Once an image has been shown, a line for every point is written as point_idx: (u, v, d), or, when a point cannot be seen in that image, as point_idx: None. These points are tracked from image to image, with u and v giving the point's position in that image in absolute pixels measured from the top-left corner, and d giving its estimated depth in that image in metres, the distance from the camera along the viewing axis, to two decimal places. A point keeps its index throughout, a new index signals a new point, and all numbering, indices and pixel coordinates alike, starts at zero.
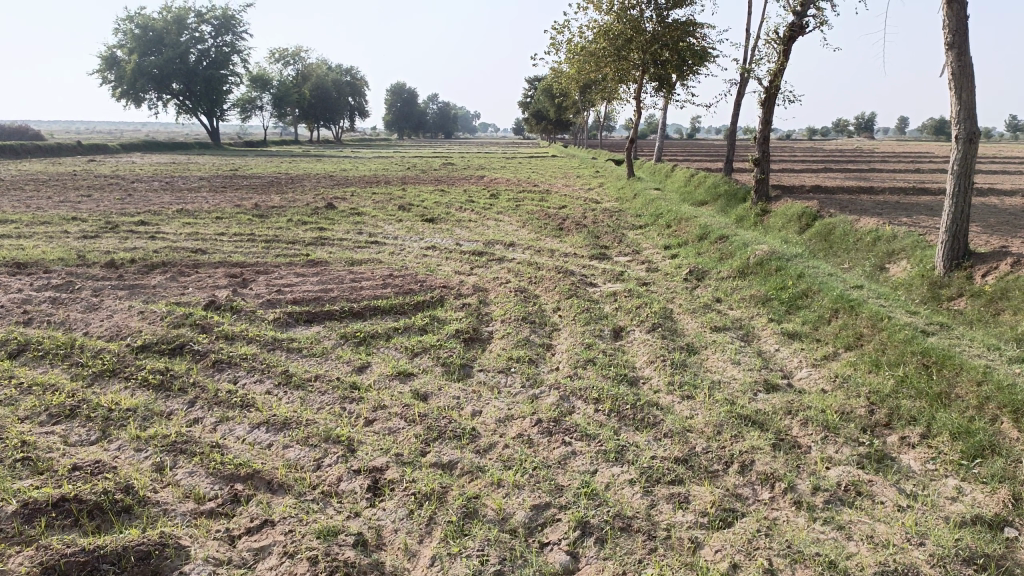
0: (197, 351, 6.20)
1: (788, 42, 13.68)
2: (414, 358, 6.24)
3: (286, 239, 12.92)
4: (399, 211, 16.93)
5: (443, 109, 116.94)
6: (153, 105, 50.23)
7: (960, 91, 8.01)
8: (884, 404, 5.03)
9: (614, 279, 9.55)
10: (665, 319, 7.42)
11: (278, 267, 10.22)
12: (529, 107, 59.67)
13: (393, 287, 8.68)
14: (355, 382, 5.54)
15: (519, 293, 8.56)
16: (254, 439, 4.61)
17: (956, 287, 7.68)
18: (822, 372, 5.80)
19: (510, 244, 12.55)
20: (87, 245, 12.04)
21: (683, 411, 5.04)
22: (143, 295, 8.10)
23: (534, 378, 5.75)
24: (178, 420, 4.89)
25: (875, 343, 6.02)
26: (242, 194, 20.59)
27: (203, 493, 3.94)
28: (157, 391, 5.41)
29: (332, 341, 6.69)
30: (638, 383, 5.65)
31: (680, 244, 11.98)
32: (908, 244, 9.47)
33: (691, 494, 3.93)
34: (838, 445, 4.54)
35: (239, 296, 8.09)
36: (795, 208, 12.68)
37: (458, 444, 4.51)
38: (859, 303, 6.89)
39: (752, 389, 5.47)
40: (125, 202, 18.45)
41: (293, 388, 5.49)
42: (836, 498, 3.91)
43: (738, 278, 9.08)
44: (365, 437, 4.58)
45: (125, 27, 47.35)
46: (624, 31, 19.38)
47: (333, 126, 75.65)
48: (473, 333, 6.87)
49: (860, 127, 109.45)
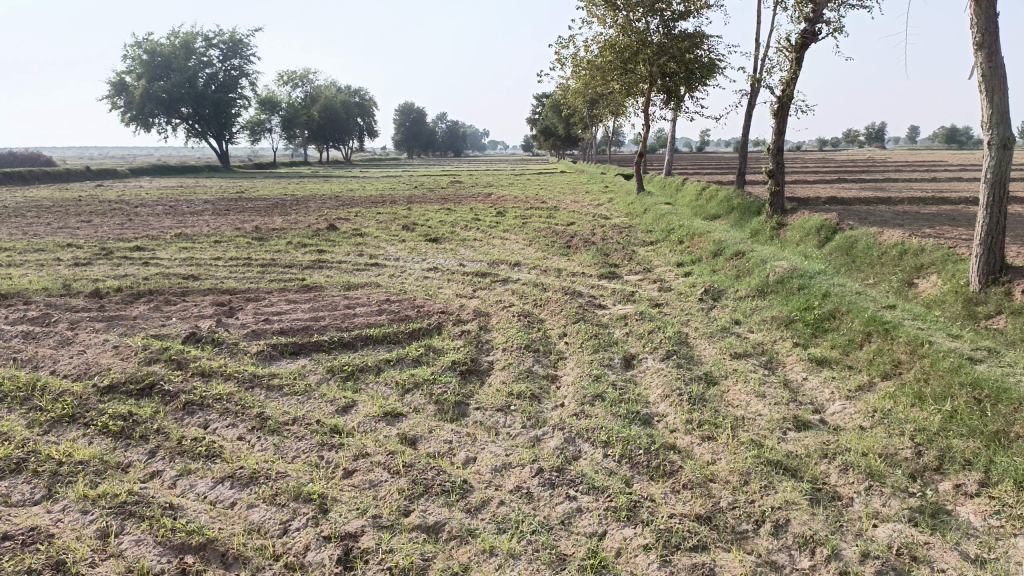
0: (167, 391, 5.67)
1: (801, 49, 13.15)
2: (405, 395, 5.68)
3: (283, 263, 12.44)
4: (402, 231, 16.44)
5: (452, 129, 117.45)
6: (162, 130, 50.24)
7: (991, 93, 7.41)
8: (932, 445, 4.43)
9: (624, 300, 8.99)
10: (680, 345, 6.83)
11: (270, 293, 9.72)
12: (537, 123, 59.26)
13: (388, 313, 8.14)
14: (337, 425, 4.98)
15: (522, 318, 8.01)
16: (215, 497, 4.06)
17: (994, 305, 7.06)
18: (858, 406, 5.20)
19: (515, 264, 12.01)
20: (76, 273, 11.60)
21: (704, 455, 4.45)
22: (122, 328, 7.59)
23: (536, 417, 5.16)
24: (134, 475, 4.36)
25: (916, 372, 5.40)
26: (245, 217, 20.16)
27: (147, 569, 3.38)
28: (117, 440, 4.87)
29: (317, 376, 6.15)
30: (652, 422, 5.06)
31: (693, 260, 11.41)
32: (937, 257, 8.87)
33: (717, 563, 3.34)
34: (884, 496, 3.94)
35: (223, 327, 7.56)
36: (814, 221, 12.08)
37: (446, 502, 3.93)
38: (893, 325, 6.27)
39: (780, 427, 4.88)
40: (124, 227, 18.09)
41: (268, 433, 4.94)
42: (889, 567, 3.30)
43: (757, 297, 8.50)
44: (341, 494, 4.01)
45: (134, 53, 47.44)
46: (630, 44, 18.93)
47: (343, 147, 75.80)
48: (471, 365, 6.31)
49: (871, 137, 108.61)
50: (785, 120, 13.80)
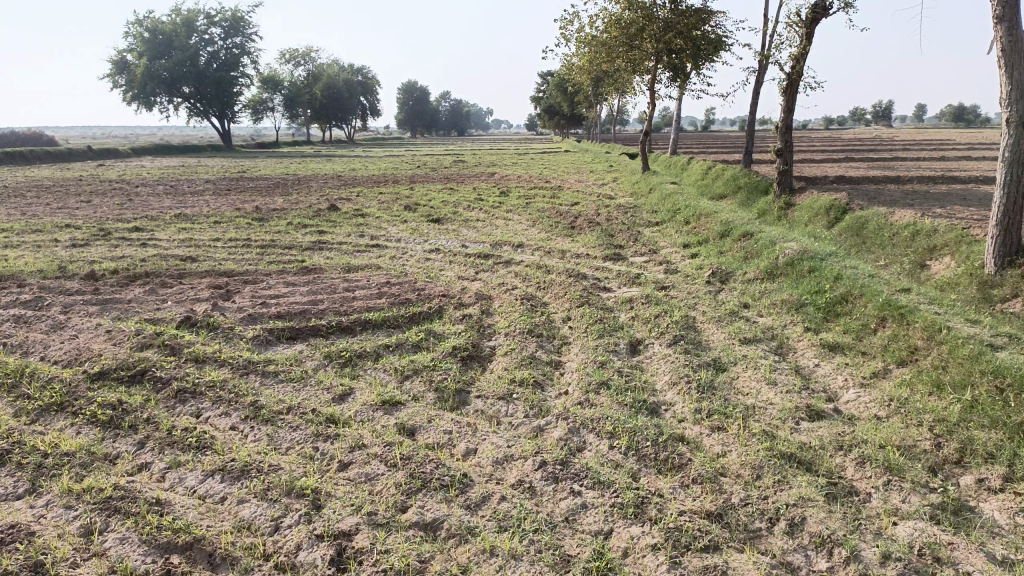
0: (159, 378, 5.50)
1: (811, 24, 12.83)
2: (404, 383, 5.50)
3: (283, 244, 12.26)
4: (404, 211, 16.23)
5: (456, 108, 116.62)
6: (164, 109, 49.88)
7: (1011, 69, 7.13)
8: (953, 437, 4.25)
9: (629, 283, 8.80)
10: (687, 329, 6.63)
11: (267, 276, 9.53)
12: (541, 102, 58.54)
13: (388, 296, 7.95)
14: (333, 415, 4.80)
15: (525, 301, 7.82)
16: (204, 492, 3.90)
17: (1011, 288, 6.85)
18: (874, 394, 5.02)
19: (518, 245, 11.80)
20: (74, 255, 11.41)
21: (714, 447, 4.28)
22: (115, 311, 7.42)
23: (539, 406, 4.99)
24: (121, 467, 4.20)
25: (933, 358, 5.20)
26: (245, 197, 19.94)
27: (131, 570, 3.23)
28: (105, 430, 4.71)
29: (314, 362, 5.98)
30: (659, 412, 4.88)
31: (700, 241, 11.18)
32: (951, 238, 8.66)
33: (730, 566, 3.16)
34: (904, 492, 3.75)
35: (218, 310, 7.38)
36: (823, 201, 11.86)
37: (445, 497, 3.75)
38: (909, 310, 6.06)
39: (793, 417, 4.70)
40: (124, 207, 17.89)
41: (261, 422, 4.77)
42: (912, 569, 3.12)
43: (766, 280, 8.30)
44: (335, 489, 3.84)
45: (135, 31, 46.99)
46: (636, 20, 18.56)
47: (346, 126, 75.26)
48: (472, 351, 6.12)
49: (878, 116, 107.62)
50: (794, 96, 13.51)
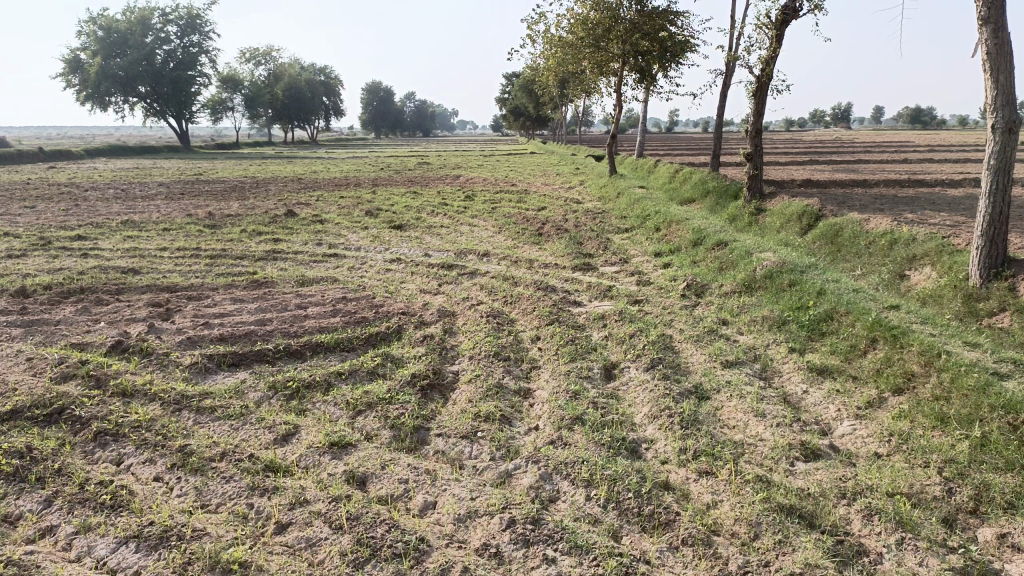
0: (78, 418, 4.87)
1: (781, 25, 12.50)
2: (356, 419, 4.94)
3: (234, 254, 11.57)
4: (365, 217, 15.61)
5: (420, 109, 115.65)
6: (119, 110, 48.31)
7: (997, 73, 6.71)
8: (965, 481, 3.83)
9: (601, 296, 8.33)
10: (665, 351, 6.17)
11: (214, 291, 8.87)
12: (507, 103, 58.10)
13: (343, 315, 7.38)
14: (273, 461, 4.24)
15: (491, 318, 7.30)
16: (115, 565, 3.33)
17: (998, 302, 6.51)
18: (871, 428, 4.60)
19: (484, 254, 11.27)
20: (7, 267, 10.63)
21: (703, 496, 3.82)
22: (41, 335, 6.74)
23: (506, 447, 4.47)
24: (20, 534, 3.60)
25: (933, 388, 4.81)
26: (200, 201, 19.08)
27: None
28: (8, 483, 4.09)
29: (256, 394, 5.39)
30: (640, 452, 4.40)
31: (672, 250, 10.77)
32: (931, 248, 8.32)
33: None
34: (920, 553, 3.30)
35: (155, 333, 6.73)
36: (795, 207, 11.54)
37: (397, 570, 3.22)
38: (902, 331, 5.68)
39: (787, 457, 4.26)
40: (69, 213, 16.94)
41: (189, 472, 4.18)
42: None
43: (743, 294, 7.89)
44: (271, 561, 3.31)
45: (87, 29, 45.41)
46: (602, 21, 18.19)
47: (308, 127, 73.99)
48: (433, 379, 5.59)
49: (838, 117, 109.04)
50: (763, 99, 13.18)
